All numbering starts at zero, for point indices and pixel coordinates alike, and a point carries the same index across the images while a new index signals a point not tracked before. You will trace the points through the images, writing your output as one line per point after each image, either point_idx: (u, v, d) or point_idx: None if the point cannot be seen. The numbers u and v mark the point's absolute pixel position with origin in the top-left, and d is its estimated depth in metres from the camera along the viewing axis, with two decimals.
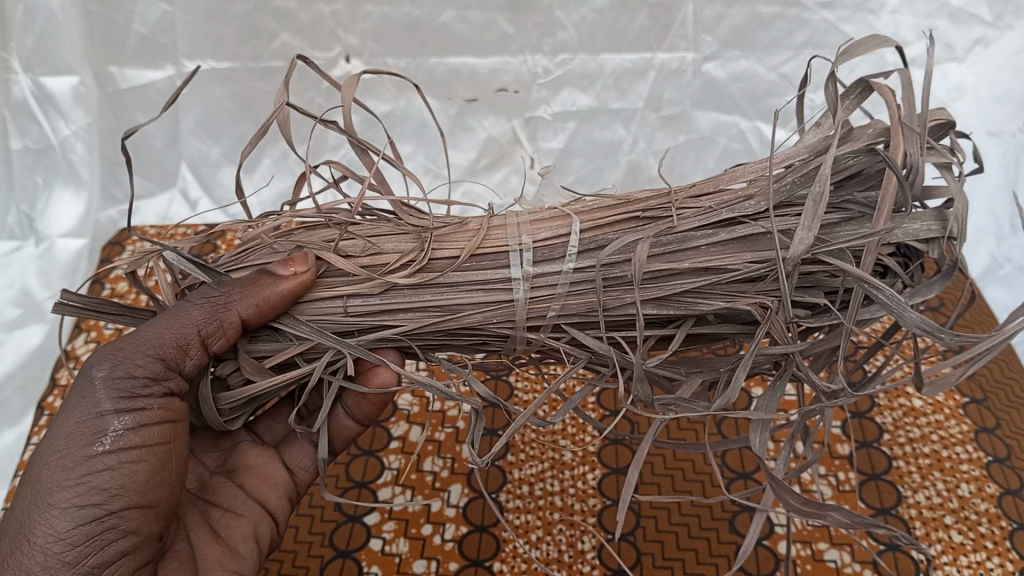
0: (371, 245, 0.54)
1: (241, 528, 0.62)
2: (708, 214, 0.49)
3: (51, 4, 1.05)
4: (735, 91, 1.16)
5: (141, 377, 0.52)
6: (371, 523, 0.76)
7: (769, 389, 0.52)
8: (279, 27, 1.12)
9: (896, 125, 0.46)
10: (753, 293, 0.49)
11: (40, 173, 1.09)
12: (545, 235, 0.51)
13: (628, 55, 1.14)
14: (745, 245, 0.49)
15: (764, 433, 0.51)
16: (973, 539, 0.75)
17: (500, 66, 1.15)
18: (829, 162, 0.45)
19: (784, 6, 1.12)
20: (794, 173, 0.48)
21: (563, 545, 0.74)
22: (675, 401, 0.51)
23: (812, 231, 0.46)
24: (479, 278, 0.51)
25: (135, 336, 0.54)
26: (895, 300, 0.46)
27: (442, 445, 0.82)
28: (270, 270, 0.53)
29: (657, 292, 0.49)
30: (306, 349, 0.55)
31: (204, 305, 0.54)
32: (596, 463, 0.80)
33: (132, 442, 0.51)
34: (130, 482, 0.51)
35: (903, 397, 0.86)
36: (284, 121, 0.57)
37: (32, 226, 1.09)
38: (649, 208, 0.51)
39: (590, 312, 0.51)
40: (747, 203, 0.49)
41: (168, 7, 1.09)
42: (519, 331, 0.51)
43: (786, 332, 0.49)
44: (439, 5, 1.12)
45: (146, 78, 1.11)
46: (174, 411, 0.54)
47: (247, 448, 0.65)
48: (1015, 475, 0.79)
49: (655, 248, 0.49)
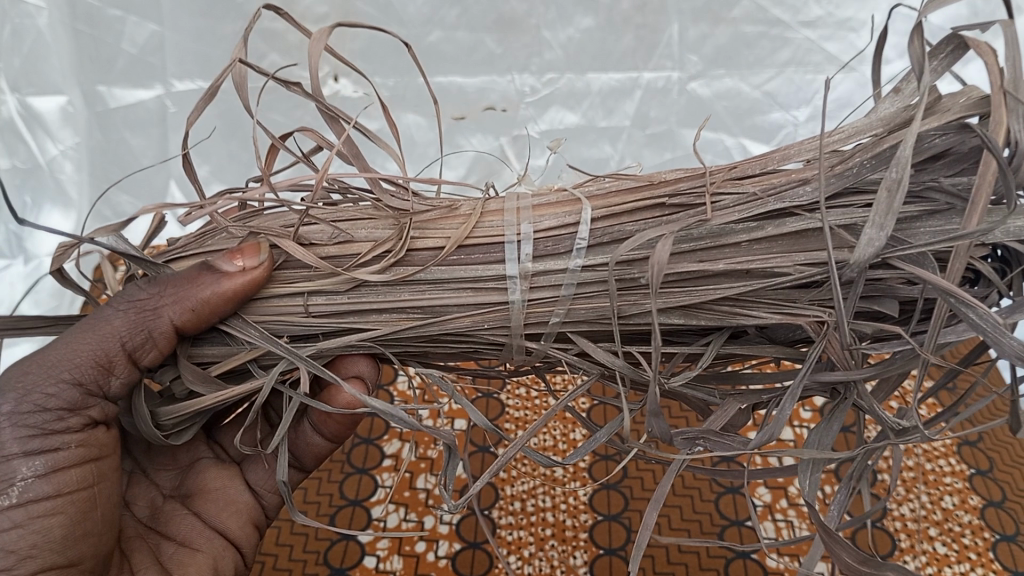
0: (338, 232, 0.52)
1: (197, 565, 0.60)
2: (751, 202, 0.44)
3: (38, 24, 1.03)
4: (720, 109, 1.18)
5: (53, 409, 0.51)
6: (365, 540, 0.76)
7: (823, 420, 0.48)
8: (267, 47, 1.12)
9: (999, 95, 0.40)
10: (806, 302, 0.45)
11: (29, 193, 1.08)
12: (548, 224, 0.48)
13: (615, 75, 1.16)
14: (795, 242, 0.44)
15: (813, 474, 0.46)
16: (956, 550, 0.75)
17: (487, 85, 1.16)
18: (911, 140, 0.39)
19: (768, 26, 1.12)
20: (864, 154, 0.43)
21: (555, 561, 0.74)
22: (702, 434, 0.47)
23: (884, 229, 0.40)
24: (468, 275, 0.48)
25: (47, 354, 0.52)
26: (989, 321, 0.40)
27: (434, 462, 0.83)
28: (214, 266, 0.50)
29: (685, 298, 0.45)
30: (258, 355, 0.52)
31: (127, 317, 0.52)
32: (587, 479, 0.80)
33: (45, 491, 0.51)
34: (44, 540, 0.50)
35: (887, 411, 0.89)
36: (240, 84, 0.53)
37: (20, 244, 1.09)
38: (678, 192, 0.46)
39: (601, 318, 0.47)
40: (800, 190, 0.44)
41: (157, 27, 1.09)
42: (515, 338, 0.48)
43: (845, 355, 0.44)
44: (427, 26, 1.13)
45: (135, 97, 1.13)
46: (96, 446, 0.54)
47: (204, 470, 0.65)
48: (997, 488, 0.80)
49: (682, 243, 0.45)
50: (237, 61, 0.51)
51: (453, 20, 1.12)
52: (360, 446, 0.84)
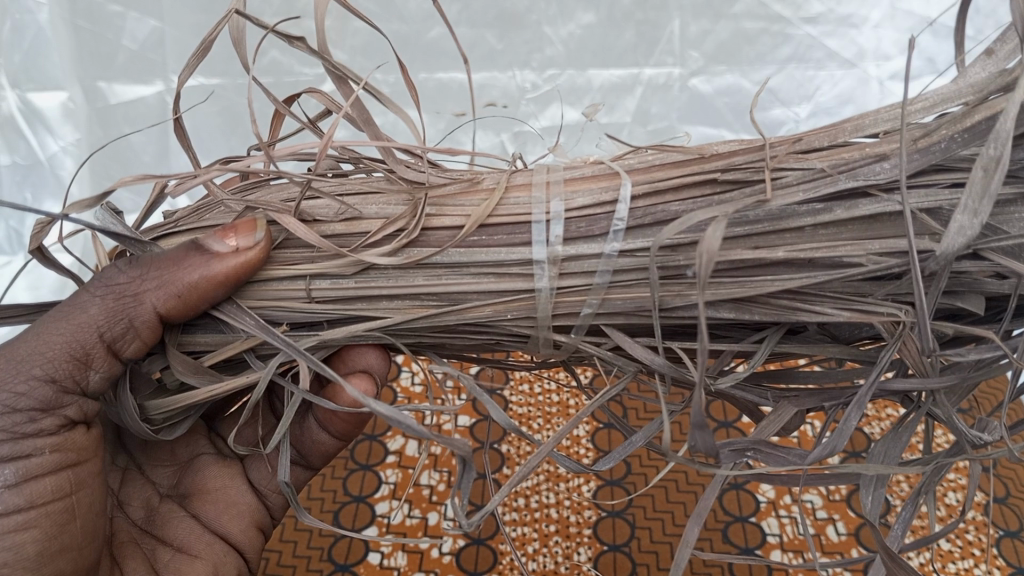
0: (346, 209, 0.52)
1: (195, 570, 0.60)
2: (820, 179, 0.43)
3: (40, 19, 1.04)
4: (721, 105, 1.17)
5: (25, 410, 0.51)
6: (370, 536, 0.76)
7: (892, 430, 0.47)
8: (268, 43, 1.12)
9: None
10: (880, 296, 0.44)
11: (29, 189, 1.09)
12: (581, 203, 0.47)
13: (616, 71, 1.16)
14: (869, 224, 0.43)
15: (876, 490, 0.45)
16: (961, 547, 0.75)
17: (487, 81, 1.16)
18: (1015, 112, 0.37)
19: (769, 22, 1.13)
20: (953, 128, 0.41)
21: (559, 557, 0.74)
22: (755, 445, 0.46)
23: (977, 217, 0.38)
24: (491, 259, 0.48)
25: (19, 347, 0.51)
26: None
27: (439, 459, 0.83)
28: (204, 246, 0.50)
29: (737, 290, 0.44)
30: (256, 345, 0.52)
31: (104, 305, 0.51)
32: (591, 476, 0.80)
33: (16, 503, 0.51)
34: (19, 556, 0.51)
35: (888, 407, 0.91)
36: (240, 43, 0.51)
37: (21, 240, 1.08)
38: (733, 165, 0.45)
39: (640, 310, 0.47)
40: (879, 166, 0.43)
41: (157, 23, 1.09)
42: (542, 330, 0.48)
43: (920, 359, 0.44)
44: (429, 21, 1.12)
45: (135, 93, 1.11)
46: (72, 448, 0.54)
47: (203, 468, 0.65)
48: (1001, 484, 0.80)
49: (736, 226, 0.44)
50: (232, 9, 0.48)
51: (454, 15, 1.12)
52: (365, 443, 0.83)
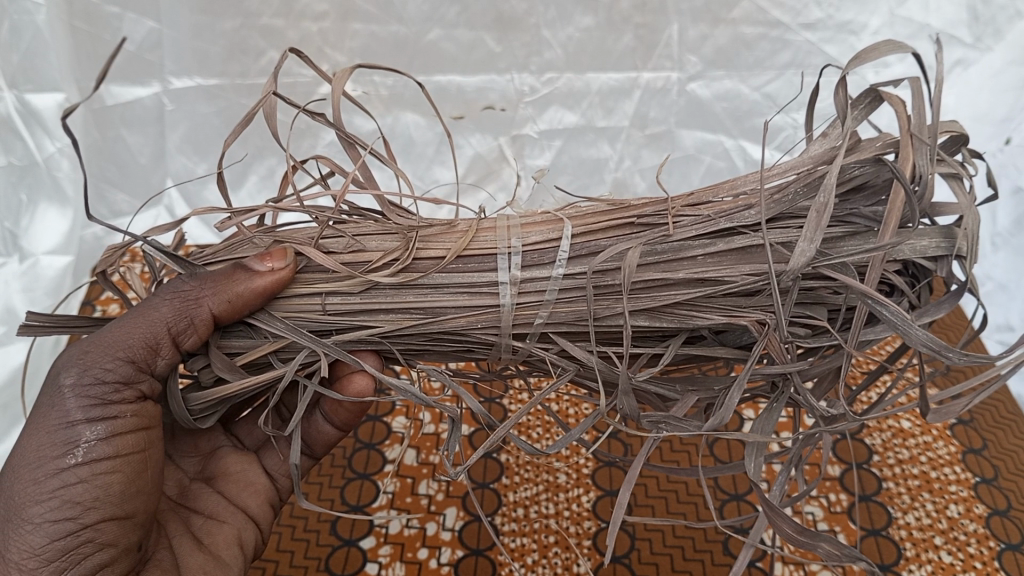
0: (353, 241, 0.52)
1: (224, 535, 0.62)
2: (706, 223, 0.48)
3: (37, 20, 1.03)
4: (719, 110, 1.17)
5: (111, 381, 0.51)
6: (366, 547, 0.76)
7: (765, 411, 0.51)
8: (267, 44, 1.11)
9: (905, 136, 0.46)
10: (751, 308, 0.48)
11: (24, 190, 1.07)
12: (535, 239, 0.49)
13: (614, 74, 1.15)
14: (742, 257, 0.48)
15: (759, 457, 0.50)
16: (962, 560, 0.74)
17: (486, 85, 1.15)
18: (836, 171, 0.44)
19: (768, 27, 1.12)
20: (798, 183, 0.48)
21: (559, 569, 0.74)
22: (665, 418, 0.49)
23: (814, 243, 0.44)
24: (465, 280, 0.50)
25: (101, 335, 0.52)
26: (901, 318, 0.45)
27: (436, 468, 0.82)
28: (247, 265, 0.51)
29: (650, 302, 0.48)
30: (280, 348, 0.53)
31: (174, 301, 0.52)
32: (590, 486, 0.80)
33: (105, 452, 0.51)
34: (105, 495, 0.50)
35: (891, 419, 0.86)
36: (268, 113, 0.56)
37: (16, 242, 1.07)
38: (644, 214, 0.49)
39: (580, 321, 0.49)
40: (747, 213, 0.48)
41: (155, 24, 1.09)
42: (504, 338, 0.49)
43: (783, 349, 0.47)
44: (427, 24, 1.12)
45: (133, 94, 1.11)
46: (147, 417, 0.54)
47: (225, 454, 0.65)
48: (1003, 496, 0.79)
49: (648, 256, 0.48)
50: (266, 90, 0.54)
51: (452, 17, 1.12)
52: (362, 451, 0.83)
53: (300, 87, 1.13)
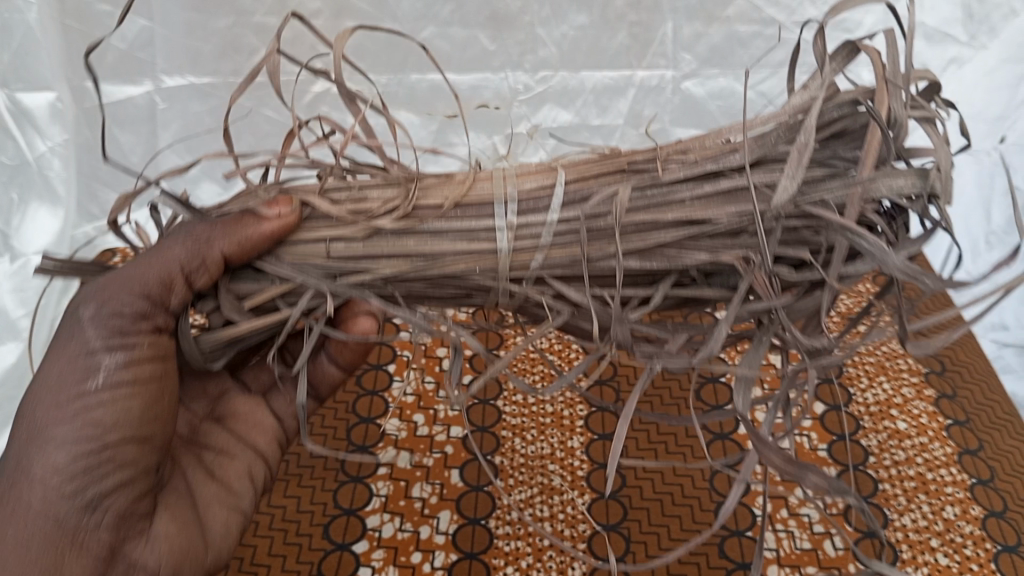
0: (352, 190, 0.53)
1: (235, 468, 0.67)
2: (693, 166, 0.49)
3: (28, 19, 1.02)
4: (713, 108, 1.17)
5: (128, 315, 0.54)
6: (360, 551, 0.75)
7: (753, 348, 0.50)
8: (259, 42, 1.10)
9: (882, 80, 0.47)
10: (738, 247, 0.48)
11: (16, 189, 1.07)
12: (529, 185, 0.50)
13: (608, 72, 1.15)
14: (729, 198, 0.48)
15: (747, 394, 0.49)
16: (959, 562, 0.74)
17: (480, 83, 1.15)
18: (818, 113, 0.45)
19: (761, 26, 1.11)
20: (781, 128, 0.48)
21: (553, 573, 0.74)
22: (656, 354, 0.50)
23: (795, 177, 0.45)
24: (462, 226, 0.50)
25: (120, 271, 0.55)
26: (880, 248, 0.44)
27: (430, 471, 0.81)
28: (253, 210, 0.52)
29: (640, 244, 0.48)
30: (285, 292, 0.54)
31: (186, 242, 0.53)
32: (585, 488, 0.79)
33: (124, 379, 0.54)
34: (124, 418, 0.54)
35: (887, 419, 0.85)
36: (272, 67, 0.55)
37: (7, 242, 1.06)
38: (633, 162, 0.50)
39: (574, 264, 0.49)
40: (732, 156, 0.49)
41: (147, 22, 1.07)
42: (501, 283, 0.50)
43: (769, 284, 0.47)
44: (421, 22, 1.11)
45: (124, 93, 1.11)
46: (165, 349, 0.56)
47: (233, 396, 0.68)
48: (999, 497, 0.79)
49: (637, 200, 0.49)
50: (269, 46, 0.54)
51: (446, 15, 1.11)
52: (366, 397, 0.88)
53: (294, 85, 1.13)
